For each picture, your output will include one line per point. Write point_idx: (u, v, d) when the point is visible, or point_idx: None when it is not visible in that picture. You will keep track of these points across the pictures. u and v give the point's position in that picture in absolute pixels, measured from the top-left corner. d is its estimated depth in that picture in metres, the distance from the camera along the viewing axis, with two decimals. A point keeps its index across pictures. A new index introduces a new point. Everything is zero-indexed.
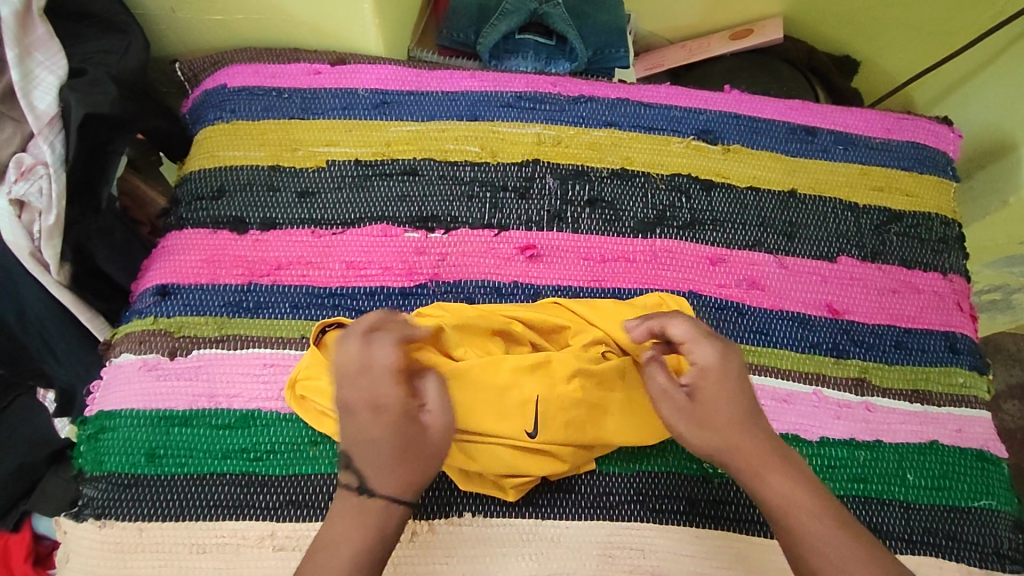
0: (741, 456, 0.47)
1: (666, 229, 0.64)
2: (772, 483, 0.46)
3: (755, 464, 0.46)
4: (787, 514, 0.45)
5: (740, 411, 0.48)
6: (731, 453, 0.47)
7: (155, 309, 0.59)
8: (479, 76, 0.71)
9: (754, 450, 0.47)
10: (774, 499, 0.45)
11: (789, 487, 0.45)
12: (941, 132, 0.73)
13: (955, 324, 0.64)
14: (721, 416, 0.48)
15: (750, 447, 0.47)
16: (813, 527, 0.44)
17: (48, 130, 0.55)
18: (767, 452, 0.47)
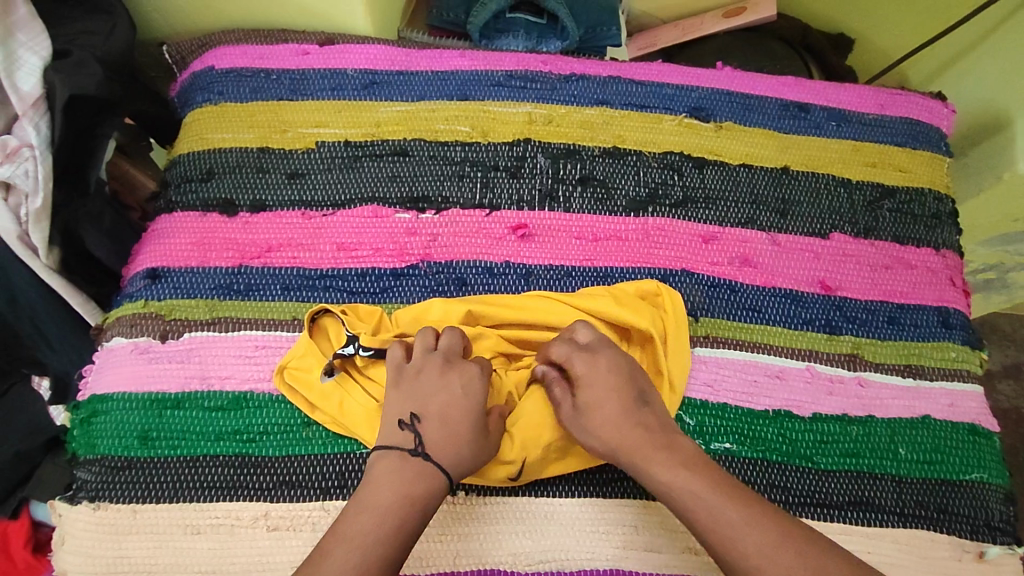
0: (627, 444, 0.49)
1: (659, 207, 0.64)
2: (657, 468, 0.48)
3: (640, 453, 0.49)
4: (677, 498, 0.47)
5: (619, 406, 0.51)
6: (618, 449, 0.50)
7: (146, 293, 0.59)
8: (470, 55, 0.70)
9: (637, 440, 0.49)
10: (664, 484, 0.47)
11: (676, 472, 0.47)
12: (935, 107, 0.72)
13: (948, 299, 0.64)
14: (603, 413, 0.51)
15: (630, 440, 0.49)
16: (701, 503, 0.45)
17: (32, 112, 0.54)
18: (657, 436, 0.49)
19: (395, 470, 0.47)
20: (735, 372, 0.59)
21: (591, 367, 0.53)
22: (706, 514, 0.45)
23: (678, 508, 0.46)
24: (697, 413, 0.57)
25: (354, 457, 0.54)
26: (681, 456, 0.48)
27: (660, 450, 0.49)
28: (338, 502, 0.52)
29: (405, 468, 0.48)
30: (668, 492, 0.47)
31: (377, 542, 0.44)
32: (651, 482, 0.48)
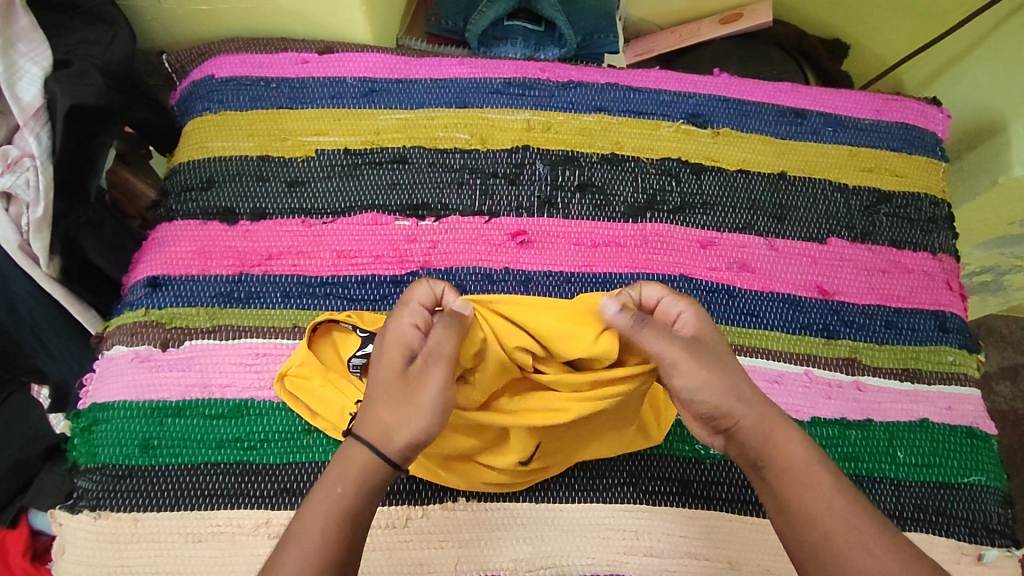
0: (763, 420, 0.44)
1: (657, 213, 0.64)
2: (788, 448, 0.44)
3: (773, 431, 0.44)
4: (801, 479, 0.43)
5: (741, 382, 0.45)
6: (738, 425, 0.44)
7: (146, 301, 0.59)
8: (468, 63, 0.71)
9: (766, 416, 0.45)
10: (788, 464, 0.43)
11: (808, 454, 0.44)
12: (930, 112, 0.73)
13: (944, 303, 0.65)
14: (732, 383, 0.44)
15: (762, 413, 0.45)
16: (822, 486, 0.43)
17: (33, 122, 0.54)
18: (773, 415, 0.45)
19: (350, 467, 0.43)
20: None
21: (717, 339, 0.46)
22: (825, 498, 0.42)
23: (798, 488, 0.43)
24: None
25: None
26: (807, 441, 0.45)
27: (793, 433, 0.45)
28: None
29: (348, 478, 0.42)
30: (785, 471, 0.43)
31: (308, 569, 0.40)
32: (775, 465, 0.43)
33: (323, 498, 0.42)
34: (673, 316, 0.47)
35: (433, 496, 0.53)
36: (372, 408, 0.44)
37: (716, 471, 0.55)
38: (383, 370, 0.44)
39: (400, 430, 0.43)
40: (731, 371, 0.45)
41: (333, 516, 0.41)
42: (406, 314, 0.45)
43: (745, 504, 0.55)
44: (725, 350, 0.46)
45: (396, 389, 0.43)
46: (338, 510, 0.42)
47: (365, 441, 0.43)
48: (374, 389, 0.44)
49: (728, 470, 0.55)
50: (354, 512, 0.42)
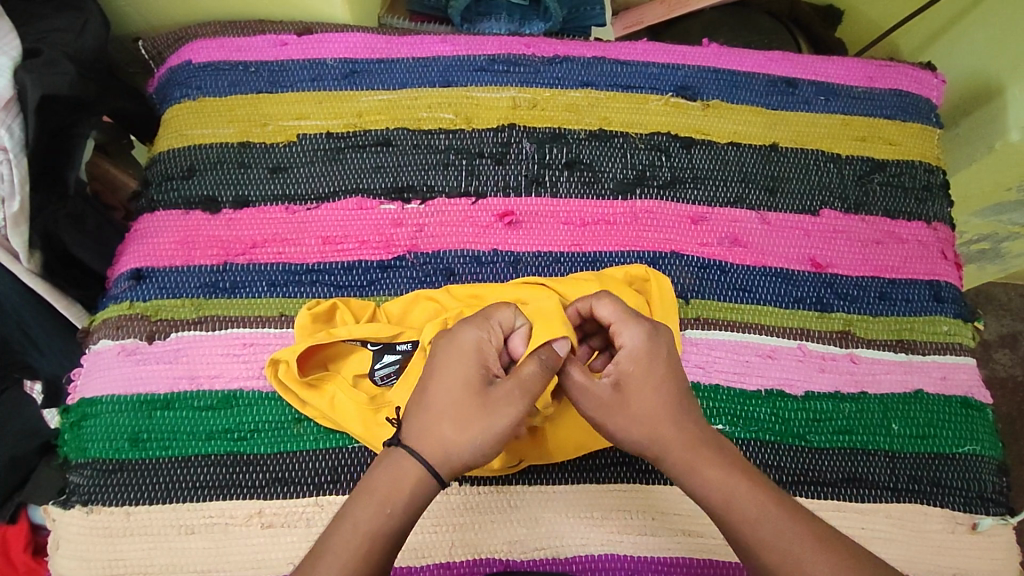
0: (670, 455, 0.44)
1: (646, 189, 0.63)
2: (704, 482, 0.43)
3: (691, 464, 0.43)
4: (713, 510, 0.42)
5: (658, 399, 0.45)
6: (655, 445, 0.44)
7: (130, 294, 0.59)
8: (451, 40, 0.69)
9: (688, 446, 0.44)
10: (707, 491, 0.43)
11: (727, 475, 0.43)
12: (924, 78, 0.71)
13: (939, 272, 0.64)
14: (644, 395, 0.45)
15: (677, 449, 0.44)
16: (739, 511, 0.41)
17: (4, 114, 0.52)
18: (697, 442, 0.44)
19: (390, 483, 0.42)
20: (726, 353, 0.58)
21: (640, 371, 0.46)
22: (743, 526, 0.41)
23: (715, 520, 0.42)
24: None
25: (348, 453, 0.54)
26: (736, 466, 0.43)
27: (709, 458, 0.43)
28: (332, 496, 0.53)
29: (383, 492, 0.41)
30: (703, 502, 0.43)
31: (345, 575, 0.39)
32: (700, 486, 0.43)
33: (341, 542, 0.40)
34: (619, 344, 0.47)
35: None
36: (435, 424, 0.43)
37: None
38: (447, 387, 0.44)
39: (461, 451, 0.42)
40: (648, 406, 0.45)
41: (355, 564, 0.39)
42: (473, 329, 0.46)
43: None
44: (643, 386, 0.45)
45: (472, 408, 0.43)
46: (361, 553, 0.40)
47: (420, 456, 0.42)
48: (442, 404, 0.43)
49: None
50: (384, 531, 0.41)
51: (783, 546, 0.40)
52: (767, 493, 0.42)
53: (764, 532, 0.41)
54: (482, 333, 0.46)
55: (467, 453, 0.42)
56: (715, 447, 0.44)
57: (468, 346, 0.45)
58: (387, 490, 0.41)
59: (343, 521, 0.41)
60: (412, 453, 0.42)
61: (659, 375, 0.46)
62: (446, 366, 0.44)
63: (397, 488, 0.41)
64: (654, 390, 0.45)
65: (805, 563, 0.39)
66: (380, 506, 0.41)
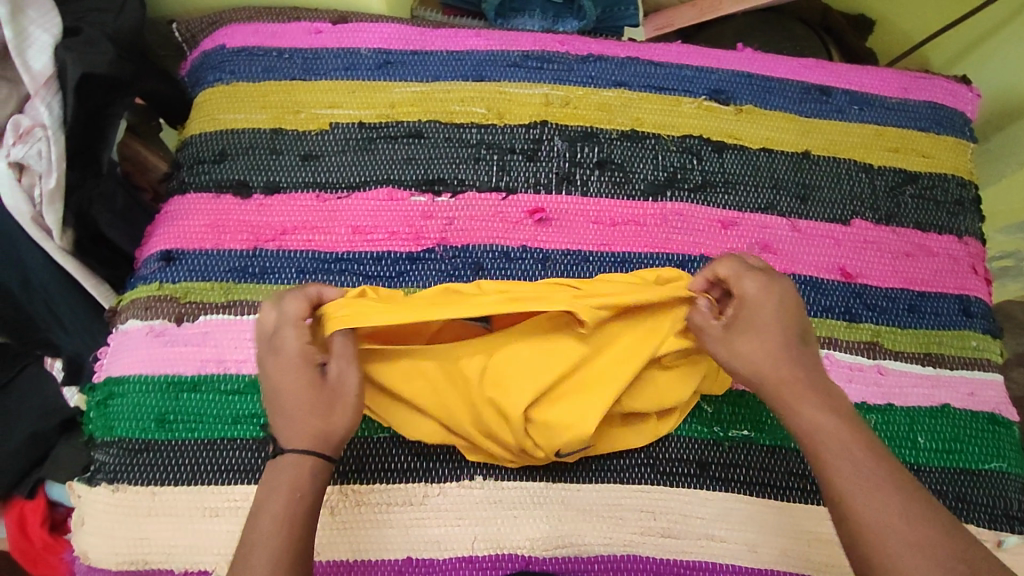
0: (772, 381, 0.45)
1: (677, 192, 0.63)
2: (807, 415, 0.44)
3: (796, 393, 0.44)
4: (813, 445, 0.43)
5: (774, 341, 0.46)
6: (773, 381, 0.45)
7: (159, 275, 0.59)
8: (486, 35, 0.69)
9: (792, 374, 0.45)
10: (811, 429, 0.43)
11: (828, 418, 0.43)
12: (960, 91, 0.71)
13: (969, 287, 0.63)
14: (766, 333, 0.46)
15: (784, 379, 0.45)
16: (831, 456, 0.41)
17: (44, 91, 0.53)
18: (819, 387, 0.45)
19: (295, 472, 0.44)
20: None
21: (771, 308, 0.47)
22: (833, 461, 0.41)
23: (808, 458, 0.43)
24: (716, 400, 0.56)
25: (373, 442, 0.54)
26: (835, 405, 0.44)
27: (807, 396, 0.44)
28: (356, 485, 0.53)
29: (299, 484, 0.43)
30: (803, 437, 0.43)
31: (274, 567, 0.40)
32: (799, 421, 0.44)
33: (260, 539, 0.41)
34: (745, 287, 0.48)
35: (449, 474, 0.53)
36: (299, 416, 0.45)
37: (737, 454, 0.55)
38: (292, 387, 0.46)
39: (333, 428, 0.45)
40: (774, 344, 0.46)
41: (280, 556, 0.41)
42: (288, 331, 0.47)
43: (766, 487, 0.54)
44: (772, 317, 0.47)
45: (318, 392, 0.46)
46: (283, 543, 0.41)
47: (300, 446, 0.44)
48: (292, 402, 0.45)
49: (750, 453, 0.55)
50: (300, 516, 0.42)
51: (875, 493, 0.39)
52: (857, 432, 0.42)
53: (868, 482, 0.40)
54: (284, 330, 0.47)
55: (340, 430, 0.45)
56: (817, 387, 0.45)
57: (291, 349, 0.47)
58: (296, 478, 0.43)
59: (257, 518, 0.42)
60: (292, 448, 0.44)
61: (780, 321, 0.47)
62: (275, 370, 0.46)
63: (300, 474, 0.44)
64: (778, 332, 0.46)
65: (890, 512, 0.39)
66: (289, 495, 0.43)
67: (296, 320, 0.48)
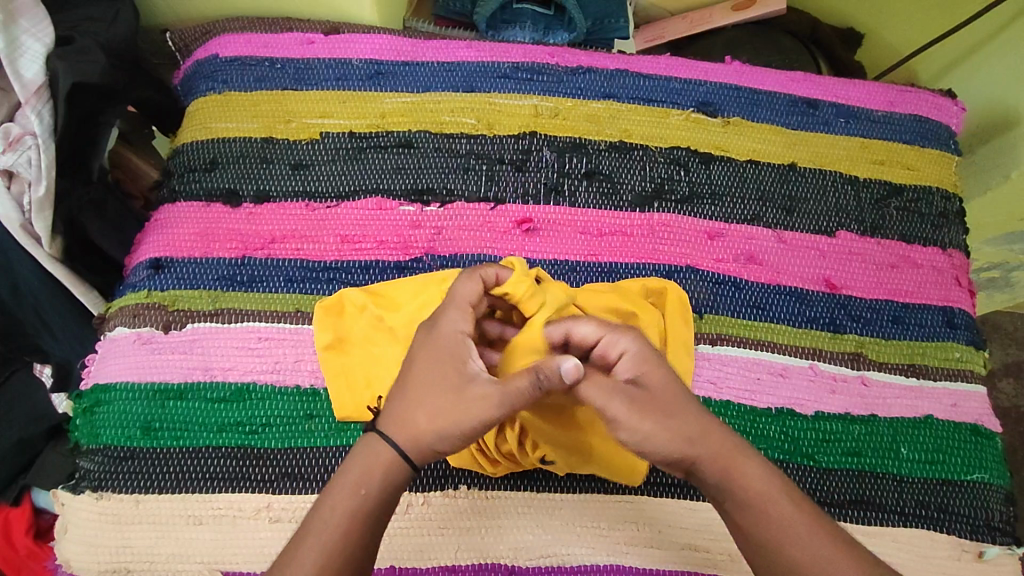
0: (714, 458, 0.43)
1: (664, 203, 0.64)
2: (745, 477, 0.43)
3: (731, 461, 0.43)
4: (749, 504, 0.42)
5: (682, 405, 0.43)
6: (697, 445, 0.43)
7: (148, 283, 0.59)
8: (476, 46, 0.70)
9: (724, 442, 0.44)
10: (749, 491, 0.42)
11: (767, 480, 0.43)
12: (944, 105, 0.72)
13: (953, 299, 0.64)
14: (666, 400, 0.43)
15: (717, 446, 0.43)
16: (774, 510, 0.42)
17: (35, 100, 0.53)
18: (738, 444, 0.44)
19: (365, 467, 0.42)
20: (739, 369, 0.59)
21: (655, 372, 0.44)
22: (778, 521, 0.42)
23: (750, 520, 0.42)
24: None
25: None
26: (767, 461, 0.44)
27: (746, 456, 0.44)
28: None
29: (371, 481, 0.42)
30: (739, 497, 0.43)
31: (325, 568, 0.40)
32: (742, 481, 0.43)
33: (316, 538, 0.40)
34: (613, 356, 0.45)
35: (434, 483, 0.53)
36: (408, 409, 0.43)
37: None
38: (430, 374, 0.43)
39: (428, 437, 0.42)
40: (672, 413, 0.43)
41: (331, 556, 0.40)
42: (455, 315, 0.45)
43: None
44: (666, 383, 0.44)
45: (439, 394, 0.42)
46: (336, 542, 0.40)
47: (390, 440, 0.42)
48: (416, 389, 0.43)
49: None
50: (363, 514, 0.41)
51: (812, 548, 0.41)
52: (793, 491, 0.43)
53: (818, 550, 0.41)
54: (458, 324, 0.45)
55: (433, 442, 0.42)
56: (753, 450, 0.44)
57: (443, 332, 0.44)
58: (362, 473, 0.42)
59: (318, 513, 0.41)
60: (382, 436, 0.43)
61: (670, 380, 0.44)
62: (424, 356, 0.44)
63: (370, 470, 0.42)
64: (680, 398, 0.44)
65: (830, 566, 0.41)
66: (354, 491, 0.41)
67: (463, 302, 0.45)
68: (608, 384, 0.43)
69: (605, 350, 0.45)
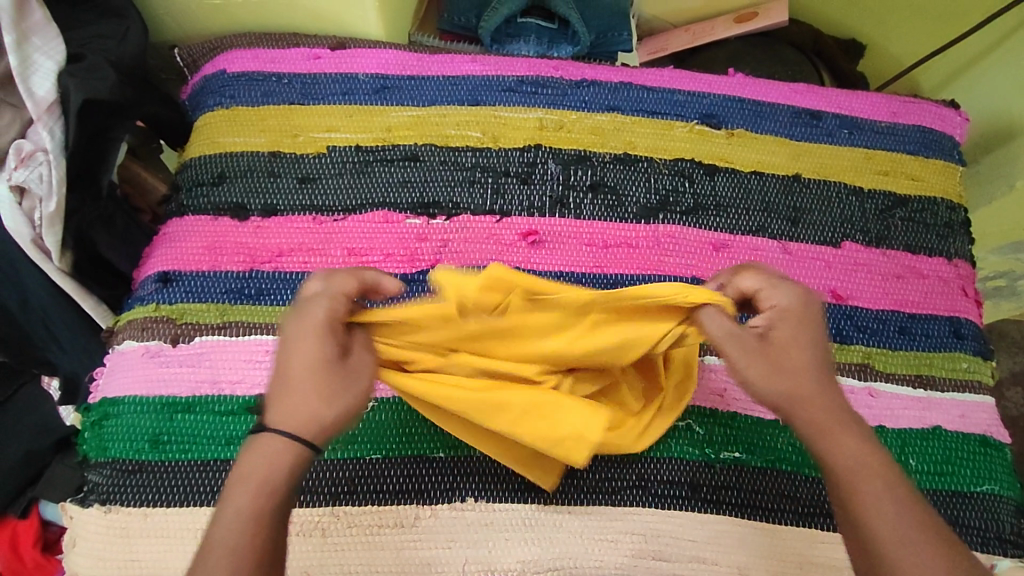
0: (821, 420, 0.43)
1: (669, 214, 0.64)
2: (842, 447, 0.43)
3: (828, 429, 0.43)
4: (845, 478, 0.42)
5: (813, 359, 0.45)
6: (799, 404, 0.44)
7: (157, 296, 0.59)
8: (481, 60, 0.70)
9: (829, 409, 0.44)
10: (842, 462, 0.42)
11: (863, 449, 0.43)
12: (948, 115, 0.72)
13: (959, 309, 0.64)
14: (792, 358, 0.45)
15: (820, 410, 0.44)
16: (866, 484, 0.41)
17: (47, 116, 0.54)
18: (838, 410, 0.44)
19: (274, 461, 0.40)
20: None
21: (792, 328, 0.45)
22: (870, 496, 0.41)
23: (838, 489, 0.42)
24: (707, 422, 0.57)
25: (365, 463, 0.54)
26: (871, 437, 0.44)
27: (852, 426, 0.44)
28: (348, 508, 0.53)
29: (275, 479, 0.40)
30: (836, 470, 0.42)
31: (239, 569, 0.37)
32: (833, 450, 0.43)
33: (224, 536, 0.38)
34: (765, 307, 0.47)
35: (442, 495, 0.53)
36: (293, 392, 0.42)
37: (727, 476, 0.55)
38: (302, 359, 0.42)
39: (331, 421, 0.42)
40: (797, 367, 0.44)
41: (244, 554, 0.38)
42: (324, 303, 0.44)
43: (756, 510, 0.54)
44: (803, 341, 0.45)
45: (323, 375, 0.42)
46: (247, 542, 0.38)
47: (287, 432, 0.41)
48: (295, 372, 0.42)
49: (740, 475, 0.55)
50: (271, 511, 0.39)
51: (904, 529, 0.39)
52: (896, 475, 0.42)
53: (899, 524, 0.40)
54: (327, 311, 0.43)
55: (337, 424, 0.42)
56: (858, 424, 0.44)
57: (317, 317, 0.43)
58: (268, 472, 0.40)
59: (223, 512, 0.39)
60: (275, 429, 0.41)
61: (813, 339, 0.45)
62: (297, 338, 0.43)
63: (272, 466, 0.40)
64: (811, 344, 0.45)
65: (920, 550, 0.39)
66: (258, 490, 0.39)
67: (338, 293, 0.45)
68: (728, 327, 0.45)
69: (759, 298, 0.47)
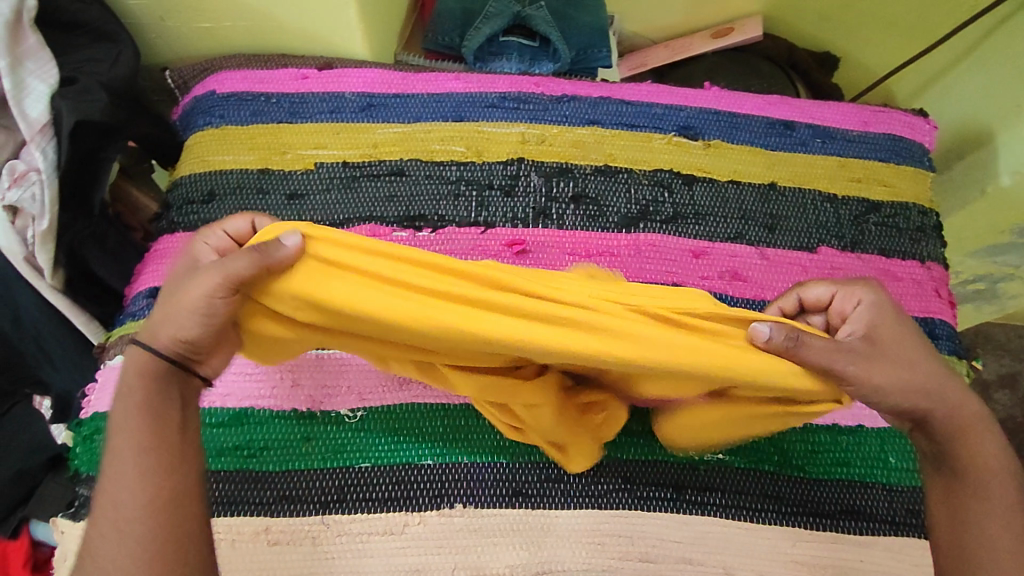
0: (948, 419, 0.49)
1: (649, 223, 0.66)
2: (979, 447, 0.49)
3: (967, 428, 0.49)
4: (982, 474, 0.48)
5: (920, 354, 0.48)
6: (930, 402, 0.48)
7: (147, 311, 0.60)
8: (465, 78, 0.72)
9: (963, 410, 0.49)
10: (972, 457, 0.49)
11: (995, 453, 0.49)
12: (918, 124, 0.74)
13: (933, 309, 0.66)
14: (905, 357, 0.48)
15: (951, 410, 0.49)
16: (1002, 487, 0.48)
17: (39, 138, 0.56)
18: (974, 417, 0.50)
19: (138, 364, 0.45)
20: None
21: (891, 325, 0.49)
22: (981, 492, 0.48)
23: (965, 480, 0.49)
24: None
25: (354, 472, 0.55)
26: (1001, 441, 0.50)
27: (985, 429, 0.50)
28: (337, 516, 0.53)
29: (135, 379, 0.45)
30: (971, 466, 0.49)
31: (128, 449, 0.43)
32: (965, 448, 0.49)
33: (117, 426, 0.44)
34: (850, 309, 0.50)
35: (430, 502, 0.54)
36: (167, 310, 0.44)
37: (710, 477, 0.56)
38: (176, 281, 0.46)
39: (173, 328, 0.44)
40: (913, 362, 0.48)
41: (130, 439, 0.44)
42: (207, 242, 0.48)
43: (740, 510, 0.55)
44: (904, 341, 0.49)
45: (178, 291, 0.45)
46: (131, 430, 0.44)
47: (155, 341, 0.44)
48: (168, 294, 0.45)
49: (724, 477, 0.56)
50: (141, 406, 0.44)
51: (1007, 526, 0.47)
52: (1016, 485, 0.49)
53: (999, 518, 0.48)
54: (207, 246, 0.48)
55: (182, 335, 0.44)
56: (988, 427, 0.50)
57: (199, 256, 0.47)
58: (129, 374, 0.45)
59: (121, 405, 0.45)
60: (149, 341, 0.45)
61: (906, 333, 0.49)
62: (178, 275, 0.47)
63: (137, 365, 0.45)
64: (914, 344, 0.49)
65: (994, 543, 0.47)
66: (130, 387, 0.45)
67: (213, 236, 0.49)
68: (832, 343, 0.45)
69: (842, 304, 0.50)
